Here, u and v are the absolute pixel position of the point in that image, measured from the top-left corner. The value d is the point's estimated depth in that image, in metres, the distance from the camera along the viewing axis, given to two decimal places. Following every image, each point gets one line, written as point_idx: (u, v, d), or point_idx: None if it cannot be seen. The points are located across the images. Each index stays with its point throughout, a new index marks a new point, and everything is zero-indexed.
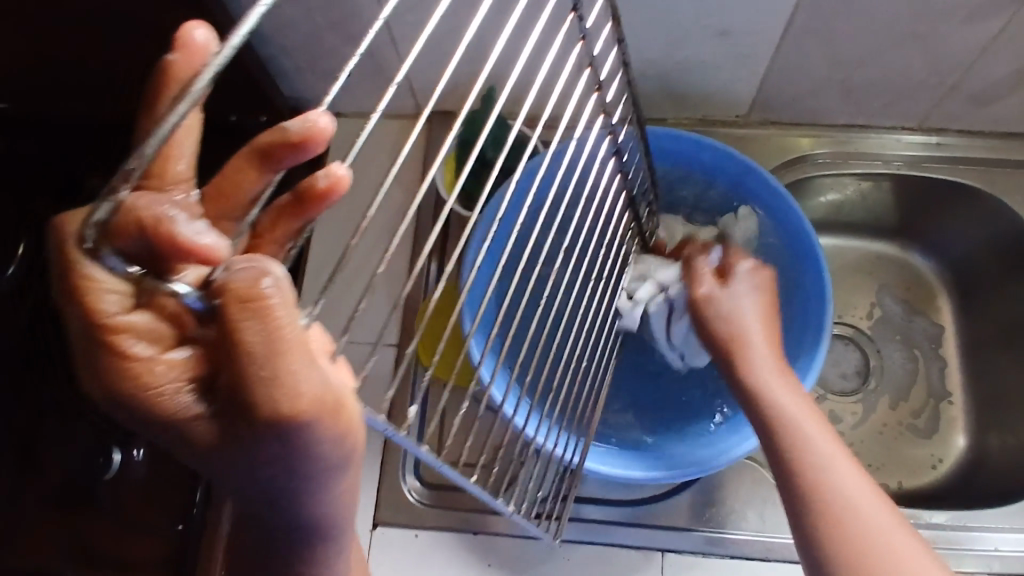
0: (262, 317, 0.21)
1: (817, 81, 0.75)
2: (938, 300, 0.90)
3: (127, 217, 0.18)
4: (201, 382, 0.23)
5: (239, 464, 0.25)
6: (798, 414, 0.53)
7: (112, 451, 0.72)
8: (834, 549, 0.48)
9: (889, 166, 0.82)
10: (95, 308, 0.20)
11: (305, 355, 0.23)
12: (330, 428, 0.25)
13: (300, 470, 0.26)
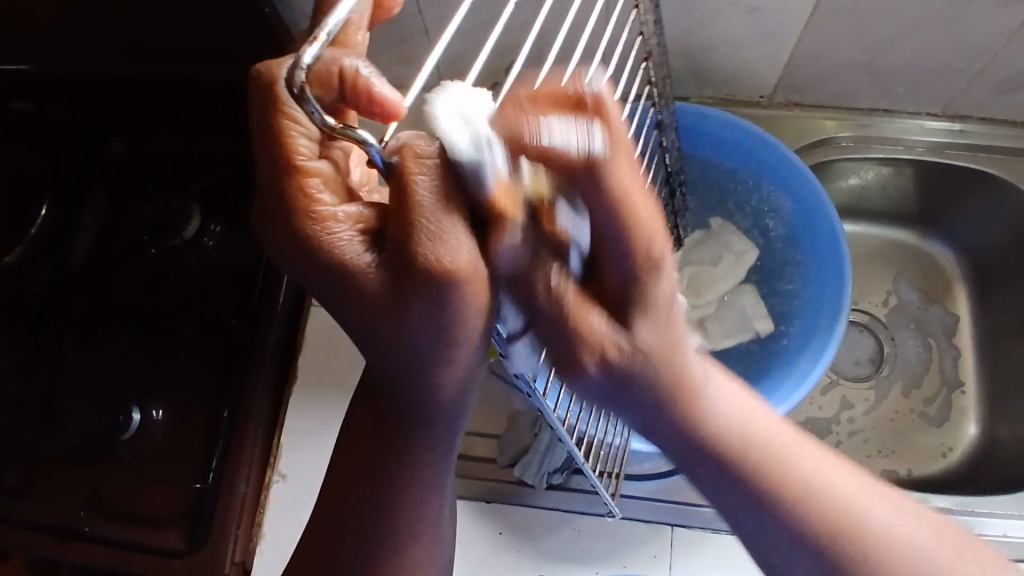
0: (430, 176, 0.31)
1: (842, 63, 0.75)
2: (955, 290, 0.90)
3: (331, 64, 0.32)
4: (372, 231, 0.33)
5: (392, 313, 0.33)
6: (775, 446, 0.40)
7: (132, 411, 0.73)
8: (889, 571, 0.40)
9: (911, 151, 0.81)
10: (296, 146, 0.32)
11: (464, 222, 0.32)
12: (474, 292, 0.32)
13: (443, 330, 0.33)
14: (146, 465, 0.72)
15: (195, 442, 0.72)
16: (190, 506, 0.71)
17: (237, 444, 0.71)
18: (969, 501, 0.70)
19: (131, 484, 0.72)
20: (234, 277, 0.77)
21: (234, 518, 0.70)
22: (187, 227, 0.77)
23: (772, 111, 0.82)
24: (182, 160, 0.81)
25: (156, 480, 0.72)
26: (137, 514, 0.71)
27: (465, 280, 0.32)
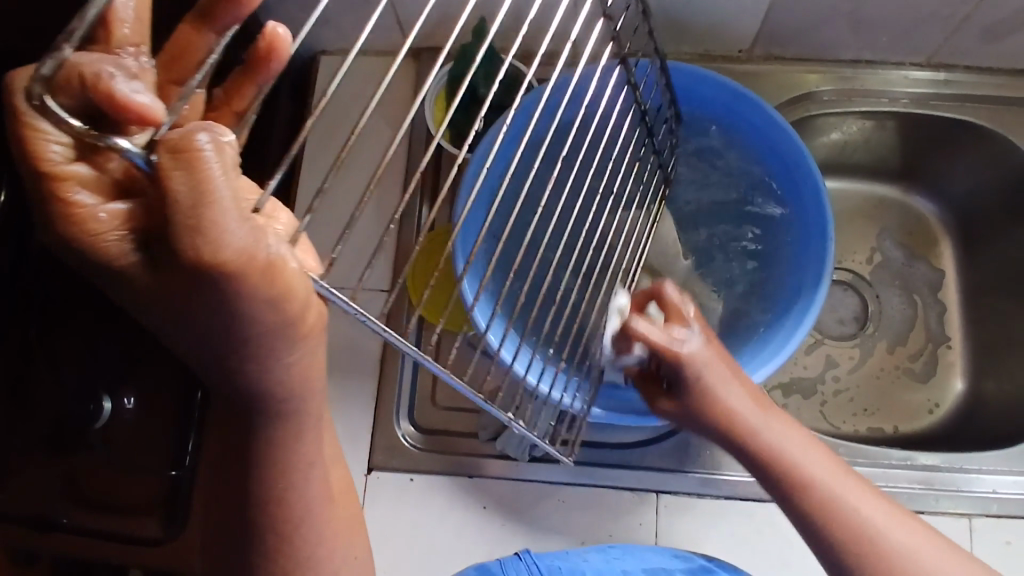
0: (191, 171, 0.22)
1: (823, 13, 0.72)
2: (940, 244, 0.88)
3: (70, 71, 0.20)
4: (138, 233, 0.24)
5: (180, 310, 0.27)
6: (794, 448, 0.54)
7: (101, 398, 0.70)
8: (848, 548, 0.52)
9: (895, 104, 0.79)
10: (40, 155, 0.22)
11: (237, 212, 0.24)
12: (261, 288, 0.26)
13: (235, 327, 0.28)
14: (118, 451, 0.71)
15: (170, 425, 0.71)
16: (167, 488, 0.70)
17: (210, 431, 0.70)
18: (955, 458, 0.70)
19: (106, 469, 0.71)
20: None
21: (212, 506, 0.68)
22: None
23: (752, 65, 0.79)
24: None
25: (131, 464, 0.71)
26: (114, 497, 0.71)
27: (252, 282, 0.26)
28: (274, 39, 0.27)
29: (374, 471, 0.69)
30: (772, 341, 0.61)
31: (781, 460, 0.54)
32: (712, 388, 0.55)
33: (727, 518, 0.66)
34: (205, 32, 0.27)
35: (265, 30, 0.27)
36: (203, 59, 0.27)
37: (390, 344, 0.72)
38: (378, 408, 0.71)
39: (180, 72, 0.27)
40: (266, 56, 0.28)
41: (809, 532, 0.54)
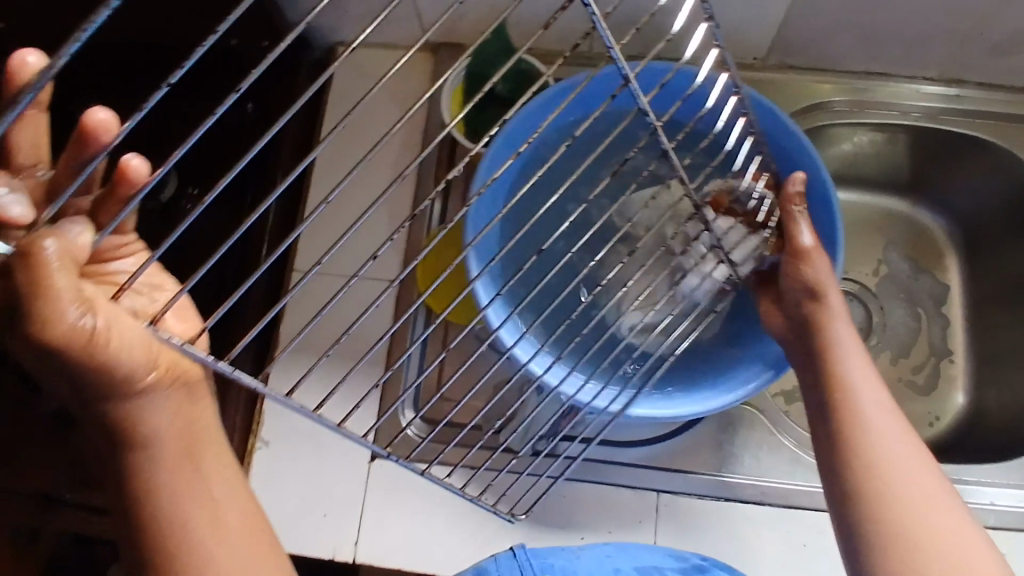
0: (36, 265, 0.29)
1: (838, 24, 0.73)
2: (946, 259, 0.89)
3: None
4: (4, 310, 0.32)
5: (38, 360, 0.35)
6: (868, 411, 0.55)
7: None
8: (869, 525, 0.51)
9: (906, 117, 0.80)
10: None
11: (72, 291, 0.31)
12: (86, 351, 0.33)
13: (78, 374, 0.35)
14: None
15: None
16: None
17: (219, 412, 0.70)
18: (954, 468, 0.70)
19: None
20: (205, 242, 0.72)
21: None
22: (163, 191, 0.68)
23: (766, 74, 0.80)
24: None
25: None
26: None
27: (76, 348, 0.33)
28: (130, 165, 0.37)
29: (378, 460, 0.70)
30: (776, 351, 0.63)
31: (860, 426, 0.55)
32: (836, 336, 0.60)
33: (725, 520, 0.67)
34: (71, 172, 0.34)
35: (127, 158, 0.37)
36: (75, 170, 0.34)
37: (397, 334, 0.73)
38: (384, 398, 0.71)
39: (60, 182, 0.34)
40: (126, 177, 0.37)
41: (835, 497, 0.54)
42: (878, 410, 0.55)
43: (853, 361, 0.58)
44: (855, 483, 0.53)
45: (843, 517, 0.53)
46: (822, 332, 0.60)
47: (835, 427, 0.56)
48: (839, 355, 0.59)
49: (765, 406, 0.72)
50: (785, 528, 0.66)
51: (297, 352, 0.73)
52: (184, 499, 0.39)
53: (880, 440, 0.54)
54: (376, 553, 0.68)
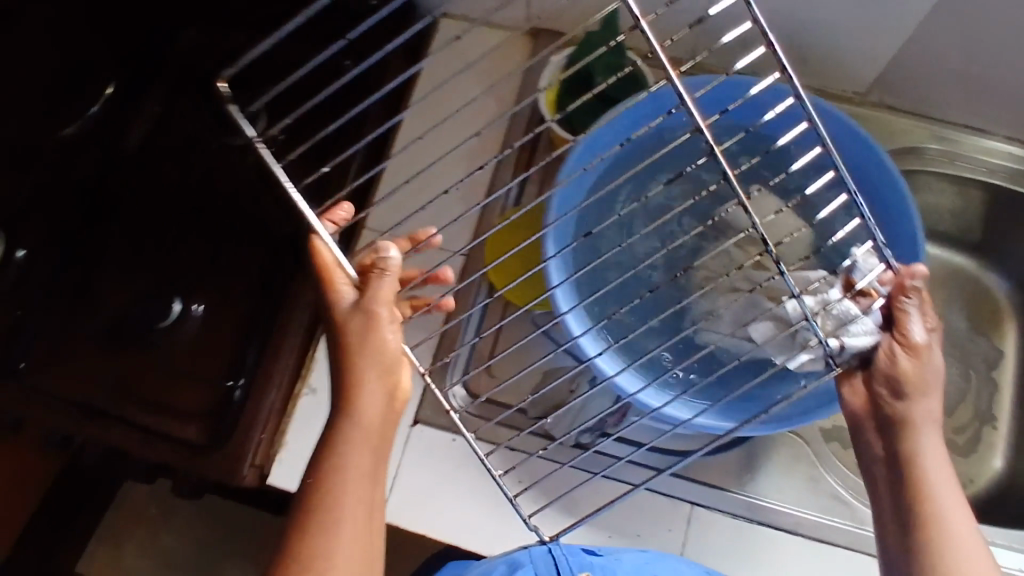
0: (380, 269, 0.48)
1: (945, 71, 0.72)
2: (1005, 325, 0.88)
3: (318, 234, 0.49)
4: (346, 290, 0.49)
5: (342, 316, 0.48)
6: (941, 486, 0.51)
7: (173, 301, 0.74)
8: None
9: (993, 175, 0.80)
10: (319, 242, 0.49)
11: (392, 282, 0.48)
12: (379, 320, 0.48)
13: (354, 334, 0.48)
14: (178, 355, 0.73)
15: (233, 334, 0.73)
16: (221, 397, 0.71)
17: (273, 348, 0.70)
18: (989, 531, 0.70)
19: (163, 370, 0.72)
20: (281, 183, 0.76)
21: (262, 420, 0.68)
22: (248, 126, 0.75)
23: (864, 110, 0.80)
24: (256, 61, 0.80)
25: (188, 368, 0.73)
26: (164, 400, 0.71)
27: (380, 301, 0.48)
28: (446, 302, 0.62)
29: (419, 425, 0.70)
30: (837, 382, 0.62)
31: (940, 539, 0.50)
32: (927, 436, 0.52)
33: (757, 543, 0.67)
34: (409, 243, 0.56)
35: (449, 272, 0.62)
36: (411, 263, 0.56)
37: (458, 306, 0.73)
38: (434, 366, 0.72)
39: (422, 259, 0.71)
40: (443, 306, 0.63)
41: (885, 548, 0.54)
42: (961, 524, 0.51)
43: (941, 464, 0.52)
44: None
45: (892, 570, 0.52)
46: (905, 430, 0.53)
47: (912, 534, 0.51)
48: (918, 434, 0.53)
49: (810, 437, 0.72)
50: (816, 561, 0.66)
51: None
52: (352, 486, 0.45)
53: (954, 551, 0.50)
54: (404, 516, 0.68)
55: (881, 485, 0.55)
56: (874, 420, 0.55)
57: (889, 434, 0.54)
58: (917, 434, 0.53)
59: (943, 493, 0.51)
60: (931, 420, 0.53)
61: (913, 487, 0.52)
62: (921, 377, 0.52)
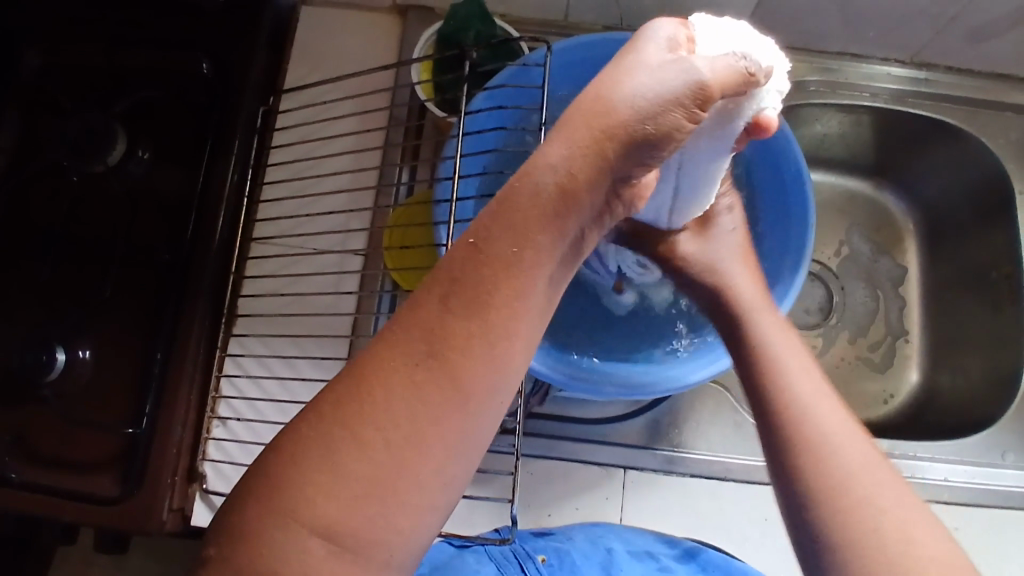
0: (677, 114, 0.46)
1: (816, 2, 0.72)
2: (906, 242, 0.90)
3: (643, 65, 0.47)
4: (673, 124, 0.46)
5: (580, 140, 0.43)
6: (785, 356, 0.52)
7: (55, 350, 0.67)
8: (805, 459, 0.46)
9: (876, 99, 0.81)
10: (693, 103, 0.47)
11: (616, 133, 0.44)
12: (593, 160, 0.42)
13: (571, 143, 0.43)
14: (71, 408, 0.68)
15: (126, 378, 0.68)
16: (125, 447, 0.67)
17: (171, 391, 0.66)
18: (912, 447, 0.75)
19: (60, 425, 0.68)
20: (158, 209, 0.71)
21: (171, 463, 0.66)
22: (112, 153, 0.70)
23: None
24: (108, 75, 0.73)
25: (84, 421, 0.68)
26: (66, 458, 0.67)
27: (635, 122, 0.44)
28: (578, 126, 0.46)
29: None
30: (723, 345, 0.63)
31: (814, 442, 0.47)
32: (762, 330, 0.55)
33: (690, 494, 0.67)
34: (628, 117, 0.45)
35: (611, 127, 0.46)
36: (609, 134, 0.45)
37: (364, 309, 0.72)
38: None
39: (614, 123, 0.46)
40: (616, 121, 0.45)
41: (760, 427, 0.50)
42: (830, 419, 0.48)
43: (808, 390, 0.50)
44: (826, 506, 0.44)
45: (774, 446, 0.48)
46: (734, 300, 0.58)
47: (825, 495, 0.45)
48: (762, 322, 0.55)
49: (731, 384, 0.72)
50: (749, 504, 0.67)
51: (269, 330, 0.72)
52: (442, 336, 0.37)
53: (834, 451, 0.46)
54: None
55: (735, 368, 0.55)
56: (728, 341, 0.57)
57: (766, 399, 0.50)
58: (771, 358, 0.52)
59: (793, 395, 0.49)
60: (760, 307, 0.57)
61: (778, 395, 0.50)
62: (706, 253, 0.62)
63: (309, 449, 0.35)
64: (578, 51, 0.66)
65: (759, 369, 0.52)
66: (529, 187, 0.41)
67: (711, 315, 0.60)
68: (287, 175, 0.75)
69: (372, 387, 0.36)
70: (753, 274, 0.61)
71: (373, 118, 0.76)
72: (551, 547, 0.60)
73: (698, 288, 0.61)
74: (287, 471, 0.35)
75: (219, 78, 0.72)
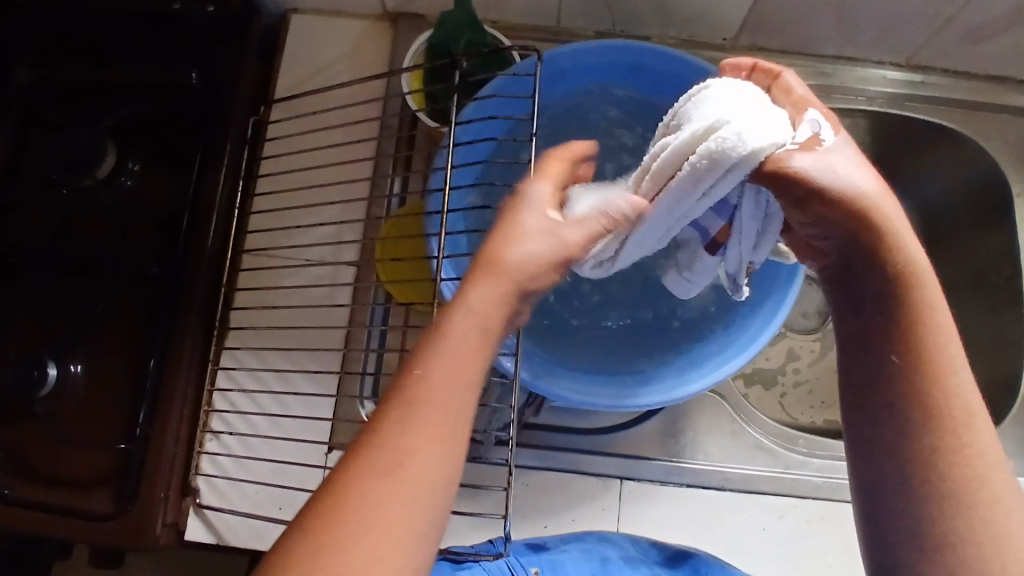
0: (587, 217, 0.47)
1: (809, 6, 0.72)
2: None
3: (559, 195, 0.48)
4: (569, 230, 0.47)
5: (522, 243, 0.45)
6: (923, 285, 0.45)
7: (46, 365, 0.67)
8: (926, 435, 0.44)
9: (871, 102, 0.80)
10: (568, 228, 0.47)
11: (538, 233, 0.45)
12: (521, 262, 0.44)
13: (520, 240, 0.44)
14: (64, 424, 0.68)
15: (118, 393, 0.68)
16: (118, 462, 0.67)
17: (163, 407, 0.66)
18: None
19: (52, 441, 0.68)
20: (149, 222, 0.71)
21: (164, 478, 0.65)
22: (101, 166, 0.69)
23: (736, 54, 0.79)
24: (97, 89, 0.73)
25: (76, 437, 0.67)
26: (59, 474, 0.67)
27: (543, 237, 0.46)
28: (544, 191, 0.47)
29: (335, 450, 0.69)
30: (730, 350, 0.64)
31: (935, 414, 0.44)
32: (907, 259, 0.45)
33: (687, 503, 0.67)
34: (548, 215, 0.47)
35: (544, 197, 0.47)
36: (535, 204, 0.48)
37: (357, 321, 0.71)
38: (342, 390, 0.71)
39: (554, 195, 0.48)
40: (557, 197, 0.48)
41: (879, 380, 0.46)
42: (958, 391, 0.44)
43: (947, 345, 0.45)
44: (942, 508, 0.43)
45: (891, 415, 0.45)
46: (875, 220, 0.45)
47: (934, 478, 0.43)
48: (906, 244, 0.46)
49: (727, 392, 0.72)
50: (747, 514, 0.67)
51: (261, 342, 0.72)
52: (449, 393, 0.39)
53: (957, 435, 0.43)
54: None
55: (857, 280, 0.48)
56: (848, 254, 0.48)
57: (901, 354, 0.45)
58: (910, 296, 0.45)
59: (928, 358, 0.45)
60: (892, 213, 0.45)
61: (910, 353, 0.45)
62: (834, 161, 0.45)
63: (306, 545, 0.35)
64: (569, 59, 0.65)
65: (888, 300, 0.46)
66: (473, 300, 0.41)
67: (836, 223, 0.45)
68: (279, 186, 0.75)
69: (363, 482, 0.36)
70: (868, 165, 0.46)
71: (364, 127, 0.76)
72: (544, 560, 0.59)
73: (837, 214, 0.45)
74: (333, 518, 0.36)
75: (208, 90, 0.71)
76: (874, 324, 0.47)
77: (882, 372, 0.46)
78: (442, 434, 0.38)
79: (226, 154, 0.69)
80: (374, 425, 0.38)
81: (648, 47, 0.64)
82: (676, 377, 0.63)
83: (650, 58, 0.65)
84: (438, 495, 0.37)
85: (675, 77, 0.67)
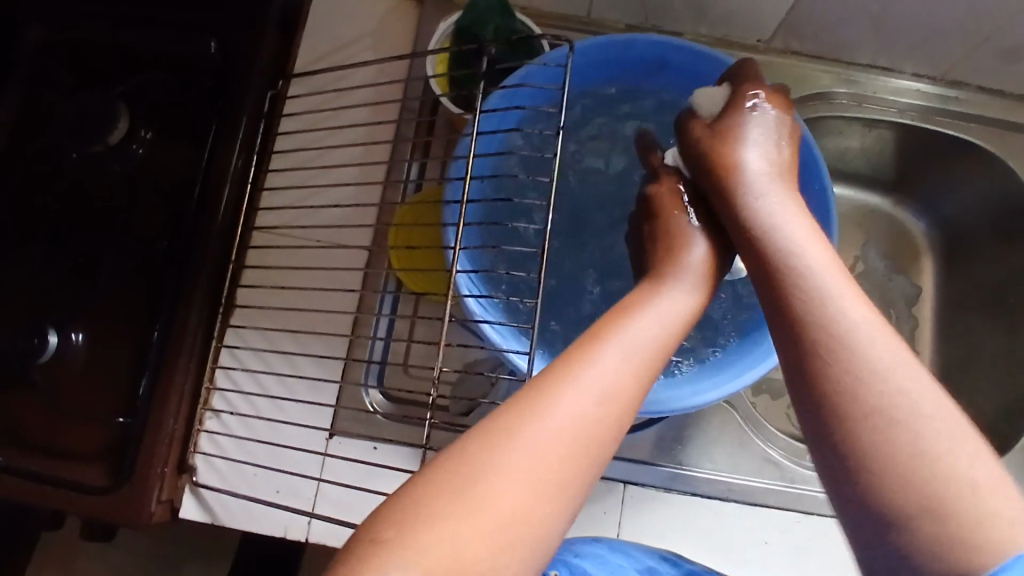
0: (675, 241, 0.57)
1: (849, 12, 0.70)
2: (922, 260, 0.87)
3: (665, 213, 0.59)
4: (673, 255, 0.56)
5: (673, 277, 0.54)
6: (830, 285, 0.46)
7: (47, 333, 0.66)
8: (864, 430, 0.40)
9: (902, 115, 0.78)
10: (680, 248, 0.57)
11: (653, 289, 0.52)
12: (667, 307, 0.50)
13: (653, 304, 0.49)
14: (62, 393, 0.66)
15: (119, 365, 0.67)
16: (117, 435, 0.66)
17: (164, 383, 0.64)
18: None
19: (50, 411, 0.66)
20: (159, 193, 0.69)
21: (162, 454, 0.64)
22: (113, 133, 0.67)
23: (768, 57, 0.77)
24: (112, 52, 0.71)
25: (73, 407, 0.66)
26: (55, 445, 0.66)
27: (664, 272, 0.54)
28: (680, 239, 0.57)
29: (336, 436, 0.68)
30: (761, 330, 0.65)
31: (865, 394, 0.40)
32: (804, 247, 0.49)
33: (689, 512, 0.66)
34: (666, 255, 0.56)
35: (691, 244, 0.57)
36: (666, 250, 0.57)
37: (365, 307, 0.70)
38: (346, 375, 0.70)
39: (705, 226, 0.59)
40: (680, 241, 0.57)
41: (793, 392, 0.44)
42: (856, 326, 0.43)
43: (844, 322, 0.43)
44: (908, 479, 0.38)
45: (821, 414, 0.41)
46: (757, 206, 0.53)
47: (892, 462, 0.38)
48: (808, 250, 0.49)
49: (737, 402, 0.71)
50: (749, 525, 0.66)
51: (268, 324, 0.70)
52: (554, 408, 0.39)
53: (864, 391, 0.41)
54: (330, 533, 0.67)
55: (761, 303, 0.49)
56: (757, 271, 0.50)
57: (800, 342, 0.44)
58: (815, 305, 0.45)
59: (836, 337, 0.43)
60: (781, 185, 0.55)
61: (815, 343, 0.43)
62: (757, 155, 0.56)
63: (487, 439, 0.38)
64: (600, 52, 0.63)
65: (800, 307, 0.45)
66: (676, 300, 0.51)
67: (737, 241, 0.53)
68: (293, 164, 0.73)
69: (547, 401, 0.39)
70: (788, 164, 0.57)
71: (382, 109, 0.74)
72: (559, 560, 0.59)
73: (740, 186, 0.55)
74: (442, 497, 0.35)
75: (227, 63, 0.69)
76: (773, 329, 0.46)
77: (783, 341, 0.45)
78: (619, 398, 0.41)
79: (240, 126, 0.67)
80: (496, 421, 0.38)
81: (681, 43, 0.62)
82: (687, 386, 0.62)
83: (682, 54, 0.63)
84: (594, 456, 0.39)
85: (706, 75, 0.64)
